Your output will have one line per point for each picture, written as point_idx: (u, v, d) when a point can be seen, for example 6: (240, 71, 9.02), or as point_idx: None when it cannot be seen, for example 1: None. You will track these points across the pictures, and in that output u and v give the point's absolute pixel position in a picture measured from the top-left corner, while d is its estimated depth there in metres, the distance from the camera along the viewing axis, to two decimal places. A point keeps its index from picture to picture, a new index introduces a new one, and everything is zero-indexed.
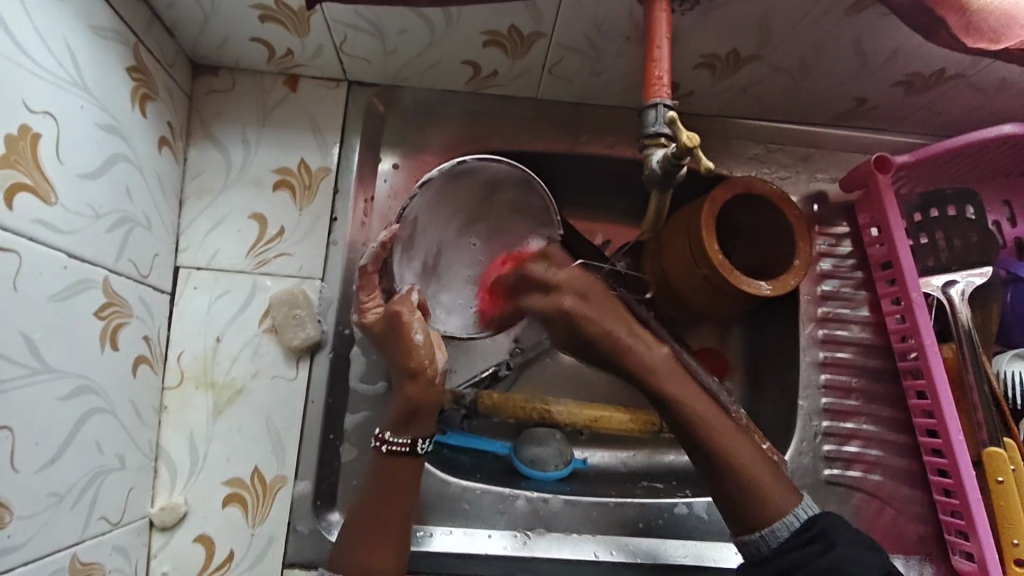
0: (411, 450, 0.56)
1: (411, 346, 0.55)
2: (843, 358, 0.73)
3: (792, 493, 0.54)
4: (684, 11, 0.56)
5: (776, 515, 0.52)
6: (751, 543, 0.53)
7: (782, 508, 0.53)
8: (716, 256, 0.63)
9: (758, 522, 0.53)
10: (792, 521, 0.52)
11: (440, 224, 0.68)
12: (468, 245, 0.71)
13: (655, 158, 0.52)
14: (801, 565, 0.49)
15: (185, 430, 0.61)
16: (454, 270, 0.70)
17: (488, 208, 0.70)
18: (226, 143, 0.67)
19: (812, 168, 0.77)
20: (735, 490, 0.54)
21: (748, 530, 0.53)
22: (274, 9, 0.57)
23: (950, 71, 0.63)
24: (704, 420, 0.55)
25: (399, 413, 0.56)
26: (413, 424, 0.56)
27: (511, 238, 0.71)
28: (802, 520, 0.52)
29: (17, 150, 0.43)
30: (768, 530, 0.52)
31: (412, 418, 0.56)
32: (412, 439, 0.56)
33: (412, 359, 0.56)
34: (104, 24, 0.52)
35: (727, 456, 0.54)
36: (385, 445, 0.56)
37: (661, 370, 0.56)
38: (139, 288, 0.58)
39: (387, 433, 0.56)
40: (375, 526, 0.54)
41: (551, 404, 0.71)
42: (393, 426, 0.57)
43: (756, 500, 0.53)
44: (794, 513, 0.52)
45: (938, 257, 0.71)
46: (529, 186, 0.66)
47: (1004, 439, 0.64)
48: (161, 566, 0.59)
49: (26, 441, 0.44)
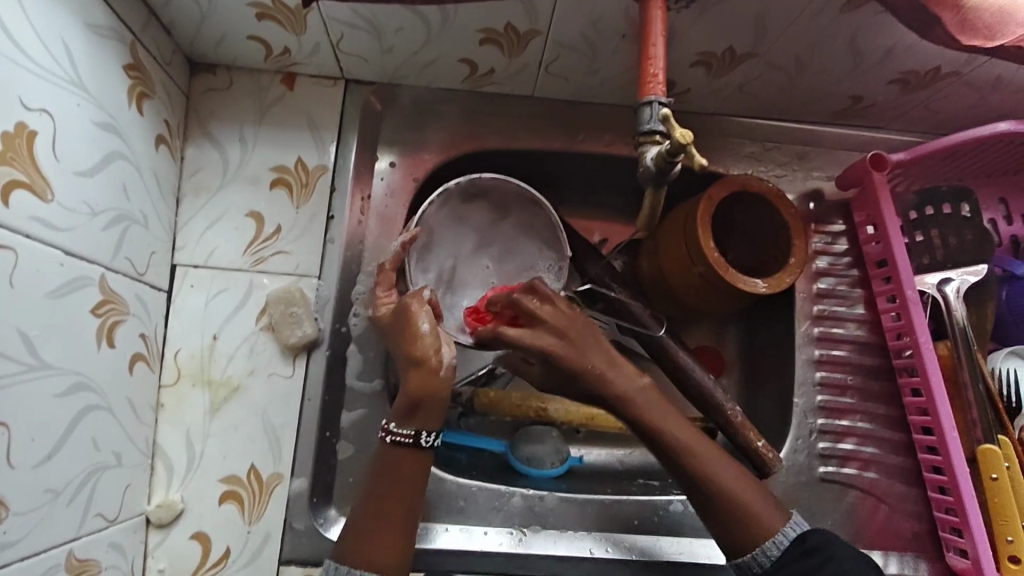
0: (414, 442, 0.56)
1: (415, 336, 0.56)
2: (839, 356, 0.73)
3: (780, 511, 0.55)
4: (680, 9, 0.57)
5: (764, 536, 0.53)
6: (743, 564, 0.54)
7: (772, 528, 0.53)
8: (712, 254, 0.63)
9: (746, 544, 0.53)
10: (781, 539, 0.53)
11: (452, 241, 0.72)
12: (482, 266, 0.73)
13: (650, 155, 0.52)
14: None
15: (182, 428, 0.61)
16: (468, 287, 0.72)
17: (499, 230, 0.74)
18: (223, 141, 0.67)
19: (809, 166, 0.78)
20: (722, 514, 0.54)
21: (739, 553, 0.54)
22: (270, 7, 0.58)
23: (945, 69, 0.63)
24: (688, 449, 0.55)
25: (401, 406, 0.56)
26: (417, 416, 0.56)
27: (522, 263, 0.74)
28: (791, 537, 0.53)
29: (14, 147, 0.43)
30: (758, 550, 0.53)
31: (409, 413, 0.56)
32: (416, 430, 0.56)
33: (415, 349, 0.56)
34: (100, 22, 0.52)
35: (713, 483, 0.55)
36: (390, 436, 0.56)
37: (629, 397, 0.56)
38: (135, 286, 0.58)
39: (391, 424, 0.56)
40: (370, 527, 0.54)
41: (547, 400, 0.73)
42: (398, 418, 0.56)
43: (744, 522, 0.54)
44: (783, 531, 0.53)
45: (933, 255, 0.72)
46: (534, 206, 0.71)
47: (999, 437, 0.64)
48: (157, 563, 0.59)
49: (22, 437, 0.44)
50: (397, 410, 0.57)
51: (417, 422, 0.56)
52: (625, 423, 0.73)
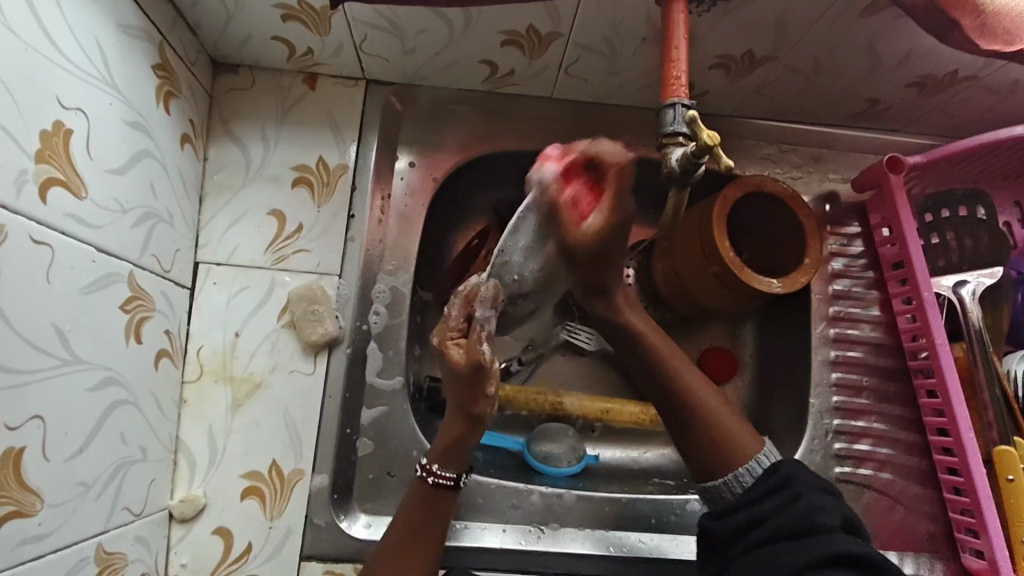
0: (455, 484, 0.56)
1: (480, 397, 0.53)
2: (854, 357, 0.74)
3: (755, 438, 0.55)
4: (701, 12, 0.57)
5: (741, 463, 0.53)
6: (713, 489, 0.54)
7: (744, 446, 0.54)
8: (728, 253, 0.63)
9: (723, 467, 0.54)
10: (754, 468, 0.53)
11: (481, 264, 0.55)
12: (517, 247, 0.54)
13: (673, 157, 0.52)
14: (767, 514, 0.49)
15: (205, 424, 0.62)
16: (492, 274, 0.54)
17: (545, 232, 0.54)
18: (245, 140, 0.68)
19: (824, 168, 0.78)
20: (699, 438, 0.55)
21: (712, 477, 0.54)
22: (296, 8, 0.58)
23: (963, 73, 0.64)
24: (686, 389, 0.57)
25: (443, 444, 0.56)
26: (451, 455, 0.56)
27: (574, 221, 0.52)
28: (765, 465, 0.53)
29: (51, 146, 0.44)
30: (732, 477, 0.53)
31: (449, 453, 0.56)
32: (457, 472, 0.56)
33: (475, 406, 0.54)
34: (131, 22, 0.52)
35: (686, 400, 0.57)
36: (432, 476, 0.56)
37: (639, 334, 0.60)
38: (161, 283, 0.58)
39: (433, 466, 0.56)
40: (409, 518, 0.55)
41: (562, 395, 0.75)
42: (437, 456, 0.56)
43: (717, 441, 0.55)
44: (761, 455, 0.54)
45: (949, 257, 0.72)
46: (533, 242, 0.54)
47: (1015, 439, 0.65)
48: (180, 558, 0.60)
49: (56, 431, 0.45)
50: (436, 449, 0.56)
51: (458, 464, 0.56)
52: (640, 417, 0.75)
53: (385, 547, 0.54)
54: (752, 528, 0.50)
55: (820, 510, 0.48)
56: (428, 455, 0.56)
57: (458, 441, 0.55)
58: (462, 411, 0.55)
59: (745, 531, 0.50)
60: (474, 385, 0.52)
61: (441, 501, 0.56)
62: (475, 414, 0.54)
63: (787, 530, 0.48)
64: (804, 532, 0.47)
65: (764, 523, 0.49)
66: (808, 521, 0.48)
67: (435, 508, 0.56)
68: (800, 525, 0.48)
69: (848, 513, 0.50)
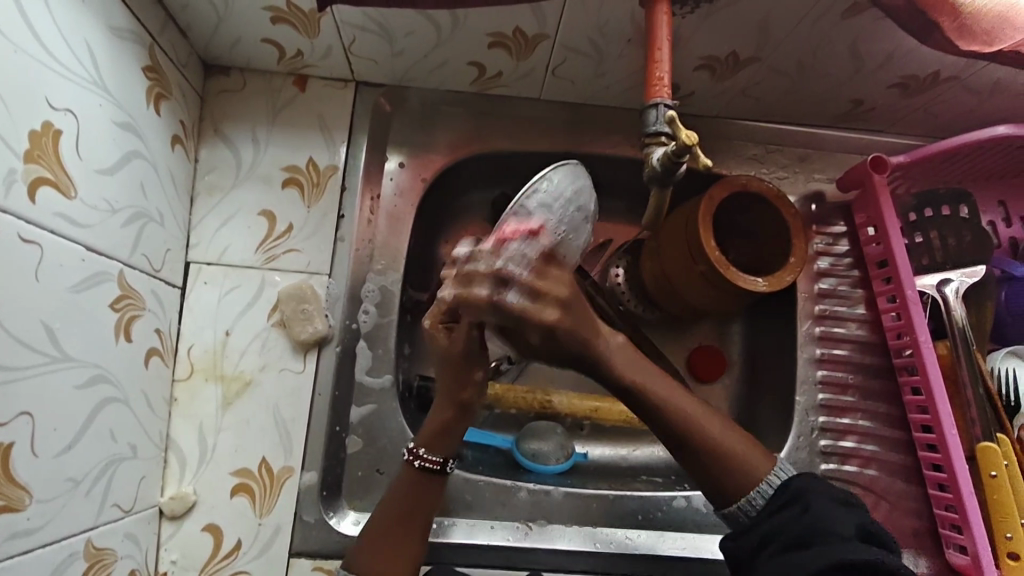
0: (441, 469, 0.57)
1: (468, 381, 0.54)
2: (840, 355, 0.75)
3: (766, 456, 0.53)
4: (685, 14, 0.58)
5: (753, 483, 0.51)
6: (728, 514, 0.52)
7: (758, 471, 0.52)
8: (713, 252, 0.64)
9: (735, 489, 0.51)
10: (765, 489, 0.51)
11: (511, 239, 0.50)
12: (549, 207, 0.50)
13: (655, 156, 0.53)
14: (783, 530, 0.48)
15: (195, 422, 0.63)
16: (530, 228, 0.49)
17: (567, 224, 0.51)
18: (236, 141, 0.69)
19: (810, 168, 0.79)
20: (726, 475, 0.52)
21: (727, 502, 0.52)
22: (285, 11, 0.59)
23: (945, 73, 0.64)
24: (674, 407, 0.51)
25: (433, 433, 0.56)
26: (441, 446, 0.56)
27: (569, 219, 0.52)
28: (776, 484, 0.51)
29: (40, 146, 0.44)
30: (744, 499, 0.51)
31: (439, 437, 0.56)
32: (444, 457, 0.57)
33: (463, 395, 0.55)
34: (120, 24, 0.53)
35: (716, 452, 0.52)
36: (419, 459, 0.56)
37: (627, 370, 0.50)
38: (151, 282, 0.59)
39: (420, 449, 0.57)
40: (400, 512, 0.56)
41: (551, 393, 0.76)
42: (426, 441, 0.57)
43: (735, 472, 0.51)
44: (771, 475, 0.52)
45: (932, 256, 0.73)
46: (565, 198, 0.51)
47: (997, 435, 0.65)
48: (170, 554, 0.61)
49: (44, 428, 0.45)
50: (425, 435, 0.57)
51: (447, 454, 0.57)
52: (628, 416, 0.76)
53: (373, 543, 0.55)
54: (767, 547, 0.49)
55: (831, 522, 0.48)
56: (418, 439, 0.57)
57: (447, 429, 0.56)
58: (452, 400, 0.56)
59: (763, 546, 0.49)
60: (459, 372, 0.54)
61: (429, 495, 0.57)
62: (464, 403, 0.55)
63: (800, 541, 0.48)
64: (811, 542, 0.47)
65: (778, 538, 0.49)
66: (825, 533, 0.47)
67: (424, 502, 0.56)
68: (808, 535, 0.47)
69: (866, 522, 0.48)
